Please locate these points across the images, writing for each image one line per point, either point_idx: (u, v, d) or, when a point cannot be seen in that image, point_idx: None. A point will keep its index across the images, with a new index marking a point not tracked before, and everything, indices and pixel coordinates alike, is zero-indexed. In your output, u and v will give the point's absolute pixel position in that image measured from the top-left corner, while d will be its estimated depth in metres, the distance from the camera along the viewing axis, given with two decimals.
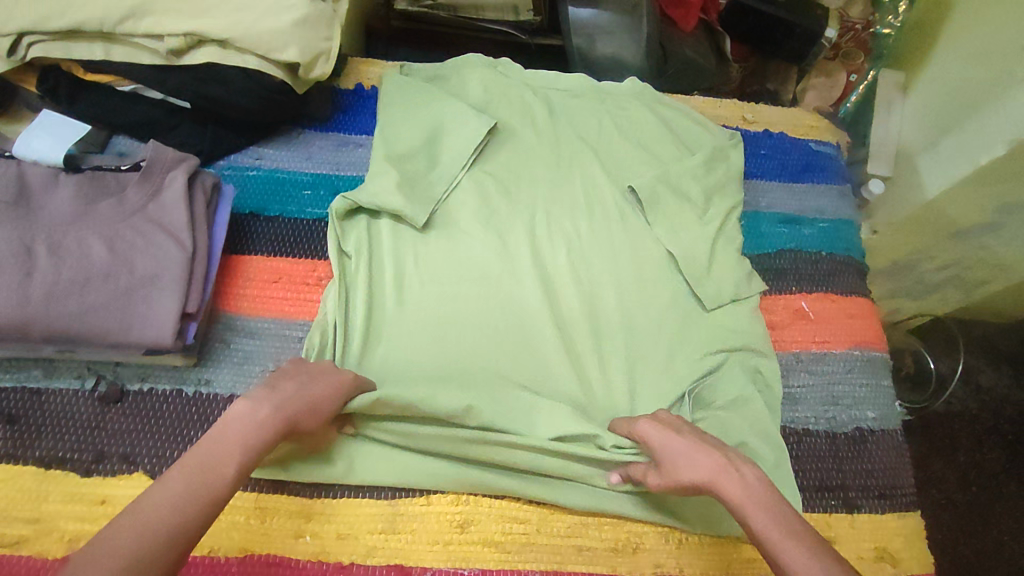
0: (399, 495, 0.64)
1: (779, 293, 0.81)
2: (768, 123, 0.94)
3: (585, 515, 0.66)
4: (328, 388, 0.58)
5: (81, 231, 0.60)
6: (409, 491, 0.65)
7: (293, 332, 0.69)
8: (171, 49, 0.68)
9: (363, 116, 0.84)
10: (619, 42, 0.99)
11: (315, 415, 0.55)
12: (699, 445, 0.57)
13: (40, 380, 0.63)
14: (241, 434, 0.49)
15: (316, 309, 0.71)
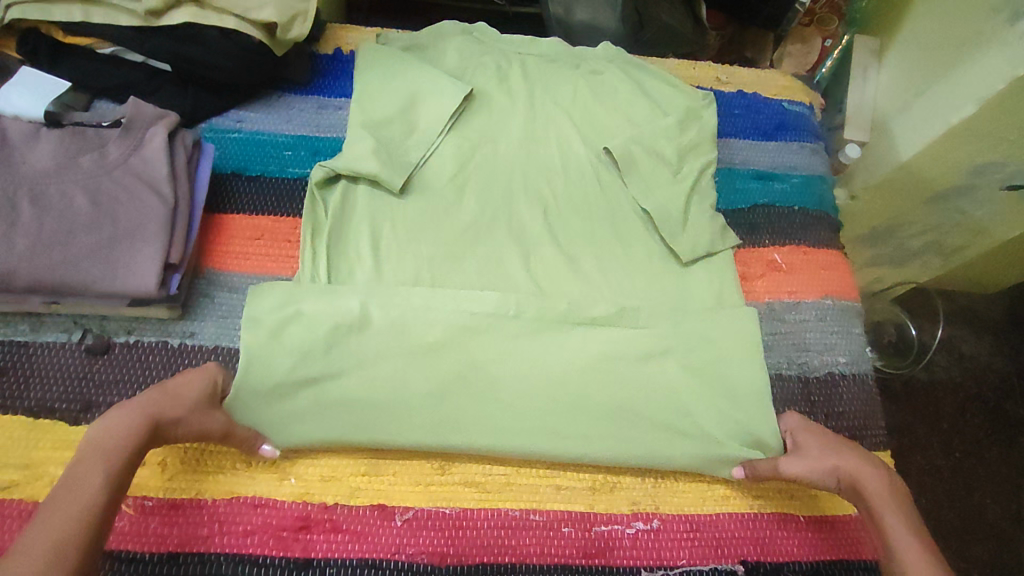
0: None
1: (754, 247, 0.82)
2: (742, 84, 0.95)
3: None
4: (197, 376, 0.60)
5: (64, 184, 0.61)
6: None
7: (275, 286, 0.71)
8: (149, 9, 0.70)
9: (343, 79, 0.85)
10: (596, 8, 1.00)
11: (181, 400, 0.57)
12: (844, 450, 0.65)
13: (27, 333, 0.65)
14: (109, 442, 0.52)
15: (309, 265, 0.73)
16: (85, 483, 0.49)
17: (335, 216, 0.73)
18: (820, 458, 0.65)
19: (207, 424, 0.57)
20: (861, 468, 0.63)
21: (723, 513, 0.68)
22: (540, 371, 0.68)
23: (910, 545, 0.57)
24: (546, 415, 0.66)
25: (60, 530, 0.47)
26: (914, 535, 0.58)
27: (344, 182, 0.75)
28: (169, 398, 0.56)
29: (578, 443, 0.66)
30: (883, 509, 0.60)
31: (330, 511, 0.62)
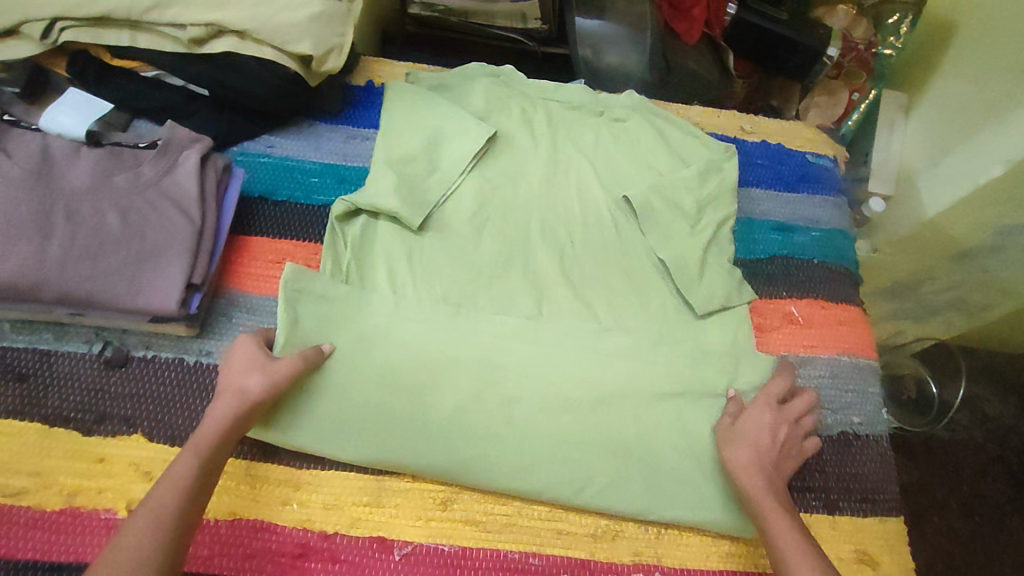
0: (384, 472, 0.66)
1: (770, 298, 0.81)
2: (766, 134, 0.95)
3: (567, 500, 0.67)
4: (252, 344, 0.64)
5: (98, 201, 0.63)
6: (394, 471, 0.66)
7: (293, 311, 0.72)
8: (192, 37, 0.73)
9: (372, 111, 0.87)
10: (623, 52, 1.02)
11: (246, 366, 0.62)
12: (760, 453, 0.65)
13: (51, 342, 0.66)
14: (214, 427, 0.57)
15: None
16: (178, 467, 0.54)
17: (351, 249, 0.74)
18: (741, 446, 0.65)
19: (285, 370, 0.62)
20: (761, 477, 0.63)
21: (726, 571, 0.66)
22: (551, 418, 0.68)
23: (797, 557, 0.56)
24: (550, 463, 0.66)
25: (163, 512, 0.51)
26: (805, 547, 0.57)
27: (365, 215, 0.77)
28: (242, 372, 0.61)
29: (580, 488, 0.66)
30: (772, 517, 0.60)
31: (330, 541, 0.62)
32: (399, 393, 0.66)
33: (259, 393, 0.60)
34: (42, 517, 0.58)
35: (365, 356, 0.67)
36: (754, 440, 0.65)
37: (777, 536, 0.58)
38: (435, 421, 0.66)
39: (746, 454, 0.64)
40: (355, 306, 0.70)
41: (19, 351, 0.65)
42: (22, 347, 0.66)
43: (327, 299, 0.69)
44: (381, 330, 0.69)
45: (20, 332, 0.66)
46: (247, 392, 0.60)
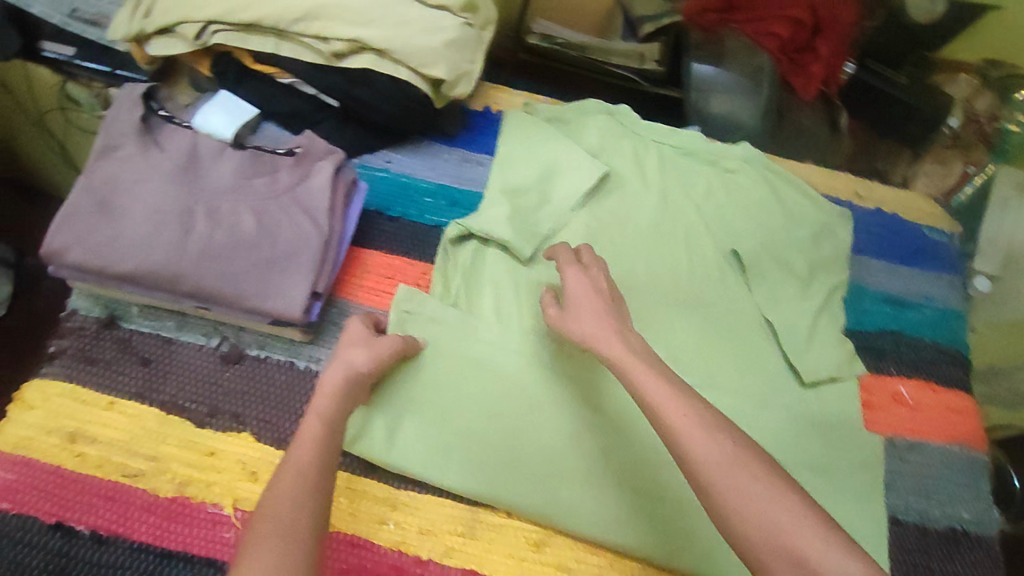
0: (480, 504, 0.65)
1: (879, 375, 0.78)
2: (881, 201, 0.92)
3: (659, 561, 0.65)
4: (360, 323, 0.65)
5: (236, 202, 0.65)
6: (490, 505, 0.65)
7: None
8: (334, 51, 0.75)
9: (487, 136, 0.88)
10: (735, 102, 1.00)
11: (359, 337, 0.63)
12: (609, 322, 0.58)
13: (172, 330, 0.69)
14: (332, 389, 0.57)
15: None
16: (308, 431, 0.53)
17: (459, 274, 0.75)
18: (585, 314, 0.59)
19: (392, 345, 0.64)
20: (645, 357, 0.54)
21: None
22: (646, 471, 0.66)
23: (686, 407, 0.48)
24: (646, 518, 0.64)
25: (304, 472, 0.49)
26: (678, 396, 0.49)
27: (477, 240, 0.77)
28: (349, 345, 0.62)
29: (677, 550, 0.64)
30: (650, 387, 0.51)
31: (423, 567, 0.61)
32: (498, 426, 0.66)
33: (364, 364, 0.60)
34: (157, 502, 0.60)
35: (468, 381, 0.68)
36: (608, 309, 0.60)
37: (648, 393, 0.51)
38: (532, 459, 0.66)
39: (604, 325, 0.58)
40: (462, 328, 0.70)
41: (145, 335, 0.68)
42: (147, 332, 0.68)
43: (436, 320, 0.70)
44: (488, 360, 0.69)
45: (147, 318, 0.69)
46: (353, 362, 0.60)
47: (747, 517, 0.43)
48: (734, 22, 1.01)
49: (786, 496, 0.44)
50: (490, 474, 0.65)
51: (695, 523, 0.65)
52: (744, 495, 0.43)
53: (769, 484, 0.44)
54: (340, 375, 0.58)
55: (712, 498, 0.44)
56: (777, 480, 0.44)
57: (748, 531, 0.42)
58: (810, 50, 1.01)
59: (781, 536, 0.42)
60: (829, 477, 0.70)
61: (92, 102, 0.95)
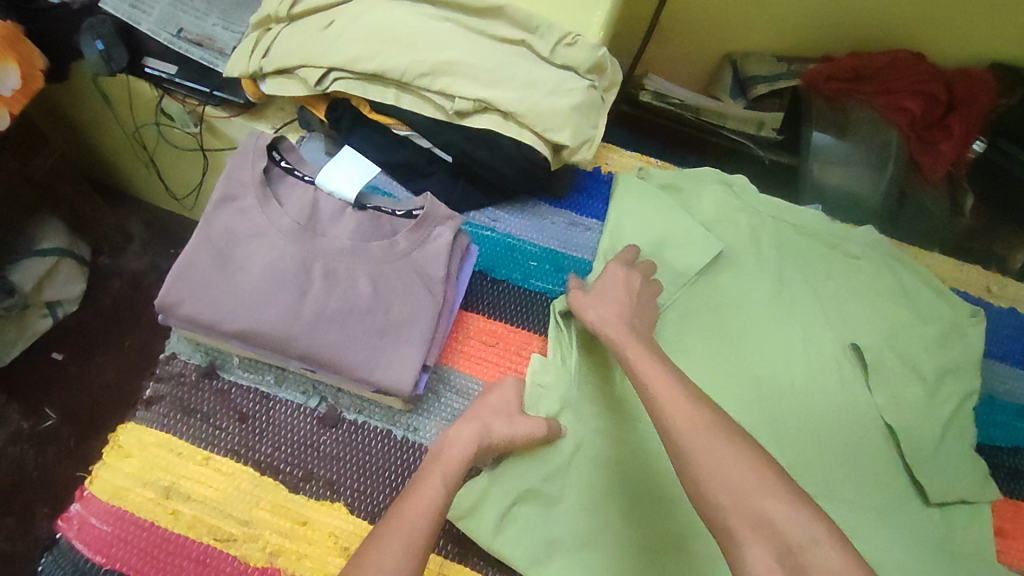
0: None
1: (1014, 501, 0.71)
2: (1015, 300, 0.84)
3: None
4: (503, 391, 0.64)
5: (353, 264, 0.63)
6: None
7: None
8: (459, 109, 0.73)
9: (597, 200, 0.85)
10: (853, 177, 0.95)
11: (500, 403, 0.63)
12: (619, 312, 0.65)
13: (271, 385, 0.67)
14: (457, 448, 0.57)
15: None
16: (429, 486, 0.53)
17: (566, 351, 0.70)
18: (597, 306, 0.66)
19: (530, 426, 0.62)
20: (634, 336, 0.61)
21: None
22: None
23: (661, 373, 0.55)
24: None
25: (416, 523, 0.49)
26: (663, 371, 0.55)
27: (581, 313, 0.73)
28: (492, 411, 0.62)
29: None
30: (642, 364, 0.57)
31: None
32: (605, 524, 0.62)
33: (502, 436, 0.60)
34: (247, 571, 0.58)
35: (569, 476, 0.64)
36: (617, 303, 0.66)
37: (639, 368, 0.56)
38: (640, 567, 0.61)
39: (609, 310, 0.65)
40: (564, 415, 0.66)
41: (244, 389, 0.67)
42: (247, 385, 0.67)
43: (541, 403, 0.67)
44: (594, 455, 0.65)
45: (247, 370, 0.67)
46: (490, 429, 0.60)
47: (730, 479, 0.44)
48: (861, 93, 0.97)
49: (756, 457, 0.46)
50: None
51: None
52: (712, 453, 0.46)
53: (733, 439, 0.47)
54: (474, 437, 0.58)
55: (678, 450, 0.48)
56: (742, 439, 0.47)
57: (713, 485, 0.45)
58: (941, 127, 0.96)
59: (752, 488, 0.44)
60: None
61: (184, 119, 0.95)
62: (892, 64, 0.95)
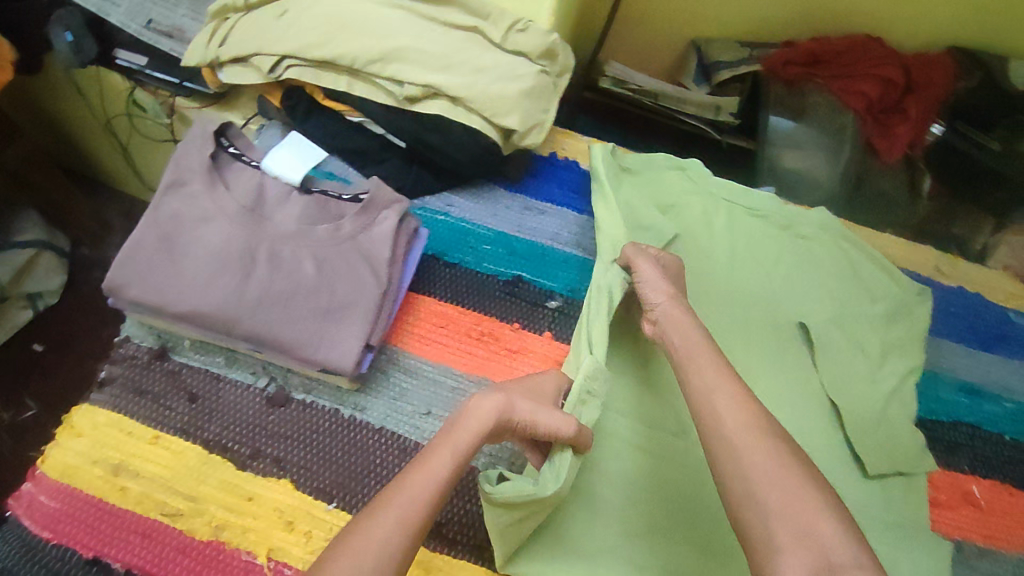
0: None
1: (949, 471, 0.74)
2: (964, 279, 0.86)
3: None
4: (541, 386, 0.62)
5: (297, 247, 0.65)
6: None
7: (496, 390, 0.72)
8: (407, 95, 0.73)
9: (552, 184, 0.85)
10: (812, 159, 0.96)
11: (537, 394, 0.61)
12: (677, 300, 0.66)
13: (221, 366, 0.69)
14: (476, 425, 0.55)
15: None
16: (438, 462, 0.52)
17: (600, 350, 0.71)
18: (656, 291, 0.67)
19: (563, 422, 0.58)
20: (705, 343, 0.62)
21: None
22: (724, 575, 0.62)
23: (719, 379, 0.58)
24: None
25: (414, 500, 0.49)
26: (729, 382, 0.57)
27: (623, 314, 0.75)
28: (520, 392, 0.59)
29: None
30: (698, 365, 0.59)
31: None
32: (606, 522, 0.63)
33: (523, 416, 0.57)
34: (191, 544, 0.60)
35: (592, 485, 0.65)
36: (670, 291, 0.66)
37: (694, 368, 0.59)
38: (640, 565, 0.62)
39: (670, 304, 0.66)
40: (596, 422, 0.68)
41: (195, 370, 0.68)
42: (197, 367, 0.69)
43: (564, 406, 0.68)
44: (625, 464, 0.66)
45: (198, 352, 0.69)
46: (512, 406, 0.57)
47: (777, 499, 0.48)
48: (818, 77, 0.98)
49: (795, 473, 0.50)
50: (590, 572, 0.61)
51: None
52: (765, 474, 0.50)
53: (769, 447, 0.51)
54: (495, 410, 0.56)
55: (735, 460, 0.51)
56: (780, 450, 0.51)
57: (767, 490, 0.49)
58: (898, 112, 0.97)
59: (806, 513, 0.47)
60: None
61: (157, 110, 0.94)
62: (849, 49, 0.96)
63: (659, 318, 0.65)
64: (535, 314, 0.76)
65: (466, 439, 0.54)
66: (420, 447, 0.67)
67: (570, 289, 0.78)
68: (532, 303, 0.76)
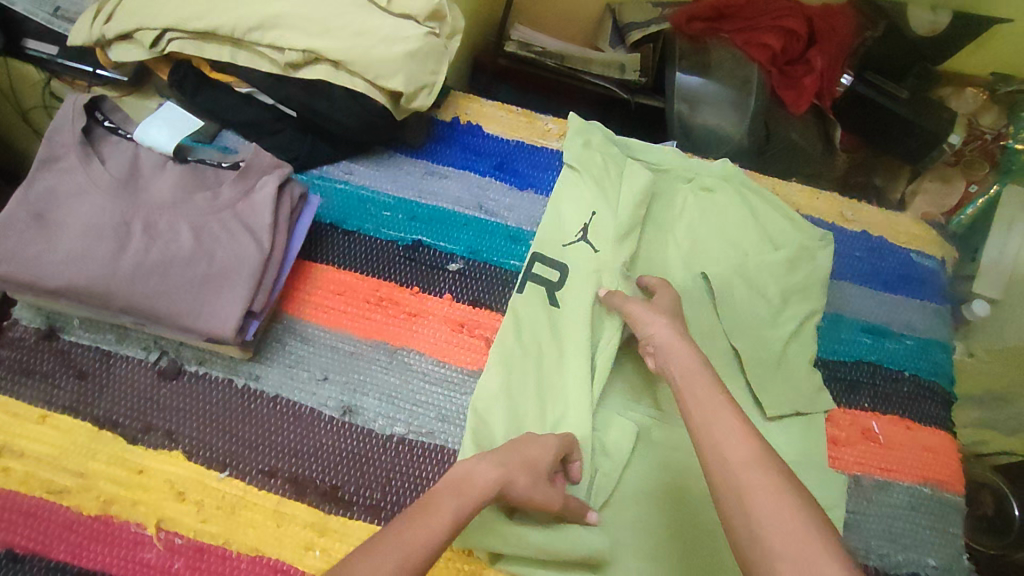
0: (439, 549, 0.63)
1: (850, 408, 0.75)
2: (867, 223, 0.88)
3: None
4: (541, 449, 0.59)
5: (175, 217, 0.64)
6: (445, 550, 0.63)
7: (403, 356, 0.71)
8: (289, 61, 0.73)
9: (454, 149, 0.85)
10: (721, 113, 0.98)
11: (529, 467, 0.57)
12: (675, 327, 0.64)
13: (112, 343, 0.68)
14: (477, 491, 0.51)
15: (427, 339, 0.72)
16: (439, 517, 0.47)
17: (545, 332, 0.72)
18: (652, 322, 0.65)
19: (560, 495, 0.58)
20: (699, 363, 0.58)
21: None
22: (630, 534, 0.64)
23: (712, 404, 0.52)
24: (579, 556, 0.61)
25: (415, 551, 0.44)
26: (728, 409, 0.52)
27: (588, 292, 0.74)
28: (523, 465, 0.56)
29: None
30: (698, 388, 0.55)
31: None
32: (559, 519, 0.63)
33: (518, 494, 0.55)
34: (78, 520, 0.60)
35: None
36: (674, 319, 0.65)
37: (694, 391, 0.55)
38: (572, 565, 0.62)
39: (669, 328, 0.63)
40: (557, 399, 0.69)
41: (85, 348, 0.68)
42: (87, 345, 0.68)
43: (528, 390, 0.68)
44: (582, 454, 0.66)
45: (87, 330, 0.69)
46: (511, 483, 0.54)
47: (777, 541, 0.41)
48: (723, 32, 0.99)
49: (787, 496, 0.44)
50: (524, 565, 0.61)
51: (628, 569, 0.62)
52: (764, 509, 0.43)
53: (773, 474, 0.45)
54: (497, 484, 0.53)
55: (742, 496, 0.44)
56: (774, 474, 0.45)
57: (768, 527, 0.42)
58: (802, 62, 0.98)
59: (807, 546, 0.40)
60: None
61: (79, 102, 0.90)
62: (751, 2, 0.97)
63: (656, 342, 0.63)
64: (434, 277, 0.75)
65: (464, 498, 0.50)
66: (315, 412, 0.67)
67: (472, 251, 0.78)
68: (432, 266, 0.76)
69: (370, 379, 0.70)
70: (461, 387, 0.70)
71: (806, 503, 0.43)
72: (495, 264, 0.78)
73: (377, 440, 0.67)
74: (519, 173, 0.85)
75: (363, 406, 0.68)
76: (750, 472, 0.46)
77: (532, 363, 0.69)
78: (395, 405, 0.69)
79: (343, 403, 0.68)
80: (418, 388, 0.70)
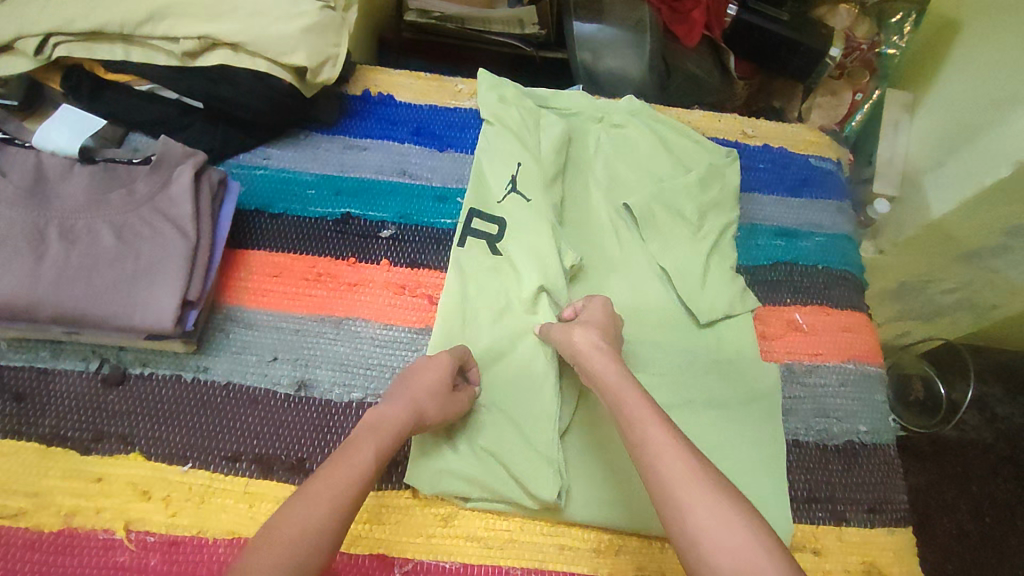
0: (411, 500, 0.65)
1: (774, 306, 0.81)
2: (767, 137, 0.95)
3: (586, 529, 0.66)
4: (436, 371, 0.63)
5: (92, 219, 0.63)
6: (416, 498, 0.65)
7: (349, 327, 0.72)
8: (185, 50, 0.72)
9: (370, 120, 0.86)
10: (623, 56, 1.05)
11: (435, 397, 0.62)
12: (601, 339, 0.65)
13: (47, 360, 0.67)
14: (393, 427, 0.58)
15: (369, 306, 0.73)
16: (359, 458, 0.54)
17: (485, 285, 0.74)
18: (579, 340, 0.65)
19: (457, 404, 0.64)
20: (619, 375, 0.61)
21: None
22: (589, 460, 0.68)
23: (647, 418, 0.55)
24: (538, 493, 0.63)
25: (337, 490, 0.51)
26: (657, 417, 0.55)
27: (523, 241, 0.75)
28: (430, 392, 0.62)
29: (592, 504, 0.66)
30: (629, 402, 0.57)
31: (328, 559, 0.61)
32: (528, 458, 0.65)
33: (432, 419, 0.61)
34: (41, 537, 0.58)
35: (493, 406, 0.68)
36: (600, 330, 0.66)
37: (627, 409, 0.57)
38: (523, 508, 0.65)
39: (593, 336, 0.65)
40: (507, 341, 0.71)
41: (17, 369, 0.66)
42: (20, 366, 0.66)
43: (472, 336, 0.71)
44: (537, 397, 0.68)
45: (18, 352, 0.67)
46: (424, 413, 0.61)
47: (730, 561, 0.45)
48: None
49: (734, 508, 0.48)
50: (488, 504, 0.65)
51: (593, 489, 0.66)
52: (717, 526, 0.46)
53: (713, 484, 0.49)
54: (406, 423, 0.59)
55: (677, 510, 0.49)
56: (726, 495, 0.49)
57: (716, 538, 0.46)
58: None
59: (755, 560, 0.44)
60: (727, 409, 0.72)
61: None
62: None
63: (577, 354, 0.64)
64: (368, 246, 0.76)
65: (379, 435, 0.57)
66: (270, 391, 0.68)
67: (401, 215, 0.79)
68: (364, 237, 0.77)
69: (319, 351, 0.70)
70: (411, 345, 0.72)
71: (754, 517, 0.47)
72: (426, 225, 0.79)
73: (337, 407, 0.68)
74: (437, 135, 0.86)
75: (317, 378, 0.69)
76: (680, 484, 0.49)
77: (475, 315, 0.72)
78: (348, 371, 0.70)
79: (297, 378, 0.69)
80: (368, 352, 0.71)
